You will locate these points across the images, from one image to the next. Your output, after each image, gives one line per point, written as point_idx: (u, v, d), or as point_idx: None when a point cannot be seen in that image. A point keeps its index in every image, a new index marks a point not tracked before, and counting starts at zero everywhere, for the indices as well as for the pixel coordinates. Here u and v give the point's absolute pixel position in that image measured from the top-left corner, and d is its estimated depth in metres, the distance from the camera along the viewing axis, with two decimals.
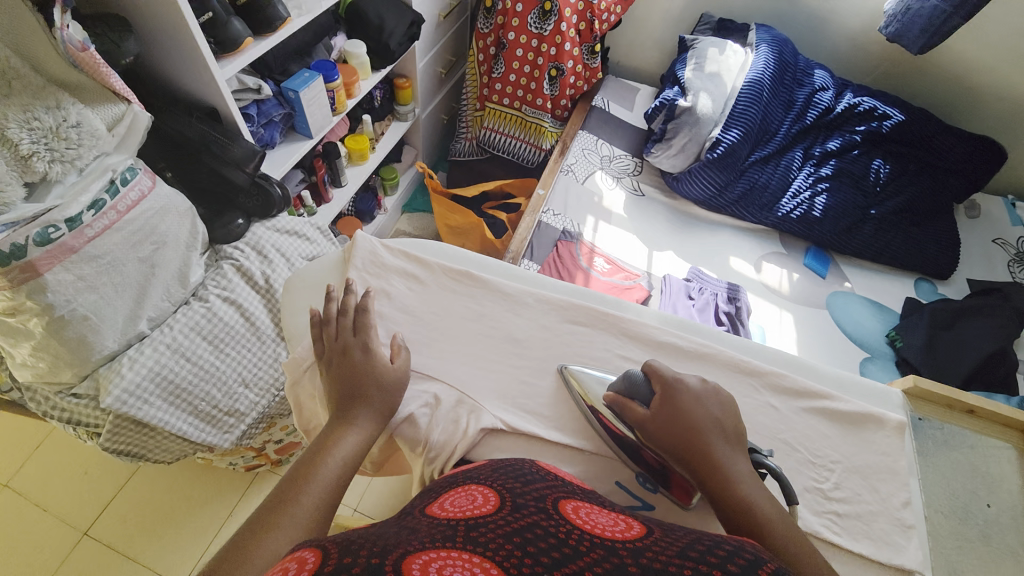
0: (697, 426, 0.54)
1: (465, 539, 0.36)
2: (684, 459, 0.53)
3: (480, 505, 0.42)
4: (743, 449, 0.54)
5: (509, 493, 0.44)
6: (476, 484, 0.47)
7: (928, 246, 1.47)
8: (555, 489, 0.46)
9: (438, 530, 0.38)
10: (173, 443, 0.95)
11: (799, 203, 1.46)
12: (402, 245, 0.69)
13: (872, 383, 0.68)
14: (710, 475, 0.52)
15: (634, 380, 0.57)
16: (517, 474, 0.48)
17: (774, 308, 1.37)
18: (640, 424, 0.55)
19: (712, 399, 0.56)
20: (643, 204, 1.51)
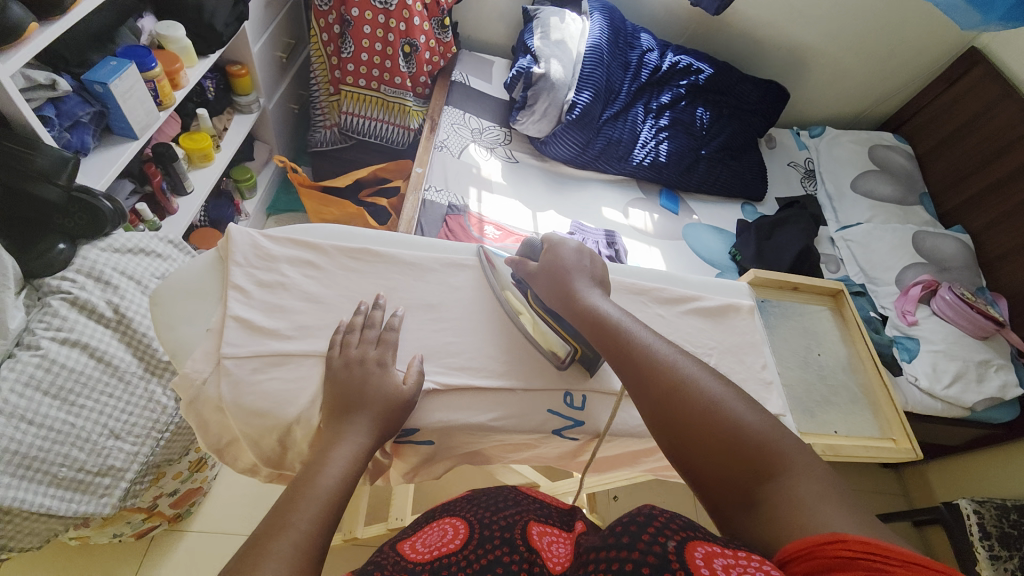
0: (567, 269, 0.63)
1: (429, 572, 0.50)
2: (552, 299, 0.62)
3: (450, 541, 0.55)
4: (601, 284, 0.63)
5: (477, 525, 0.56)
6: (457, 520, 0.59)
7: (746, 175, 1.80)
8: (529, 514, 0.59)
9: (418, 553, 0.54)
10: (36, 522, 0.78)
11: (648, 152, 1.67)
12: (286, 233, 0.64)
13: (728, 281, 0.84)
14: (571, 303, 0.60)
15: (532, 244, 0.67)
16: (492, 505, 0.60)
17: (645, 246, 1.56)
18: (528, 280, 0.65)
19: (583, 256, 0.64)
20: (518, 170, 1.59)
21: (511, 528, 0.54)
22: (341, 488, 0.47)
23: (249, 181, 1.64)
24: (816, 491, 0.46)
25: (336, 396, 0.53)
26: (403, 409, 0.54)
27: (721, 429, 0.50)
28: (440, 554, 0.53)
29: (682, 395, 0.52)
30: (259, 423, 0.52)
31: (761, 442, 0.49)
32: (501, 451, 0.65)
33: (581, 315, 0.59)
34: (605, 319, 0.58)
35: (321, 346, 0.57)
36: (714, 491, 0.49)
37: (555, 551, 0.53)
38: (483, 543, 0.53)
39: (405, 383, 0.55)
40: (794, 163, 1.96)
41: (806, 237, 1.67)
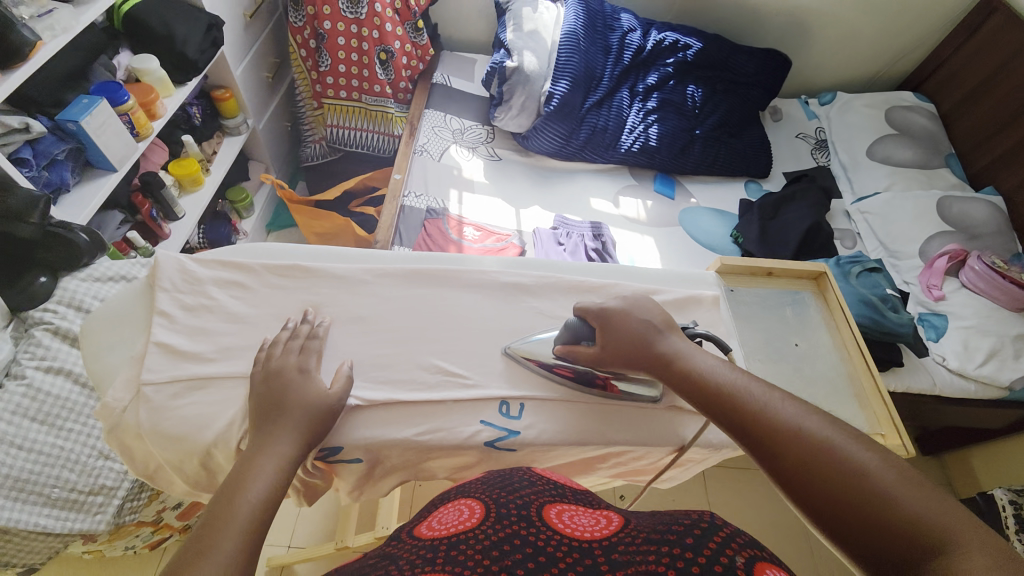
0: (651, 324, 0.61)
1: (447, 552, 0.46)
2: (632, 361, 0.60)
3: (465, 521, 0.51)
4: (679, 333, 0.62)
5: (492, 505, 0.52)
6: (471, 498, 0.56)
7: (746, 152, 1.70)
8: (545, 493, 0.55)
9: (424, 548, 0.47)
10: (39, 541, 0.82)
11: (636, 136, 1.60)
12: (215, 255, 0.65)
13: (692, 271, 0.78)
14: (660, 363, 0.59)
15: (573, 326, 0.62)
16: (503, 485, 0.57)
17: (636, 234, 1.50)
18: (586, 362, 0.61)
19: (650, 309, 0.63)
20: (502, 167, 1.56)
21: (528, 505, 0.52)
22: (266, 500, 0.46)
23: (244, 201, 1.68)
24: (993, 565, 0.37)
25: (260, 404, 0.52)
26: (331, 414, 0.54)
27: (865, 495, 0.44)
28: (455, 535, 0.49)
29: (808, 454, 0.48)
30: (179, 447, 0.53)
31: (907, 506, 0.42)
32: (441, 465, 0.63)
33: (679, 375, 0.58)
34: (704, 377, 0.57)
35: (242, 367, 0.57)
36: (881, 575, 0.42)
37: (579, 525, 0.51)
38: (499, 520, 0.50)
39: (330, 389, 0.55)
40: (804, 135, 1.83)
41: (815, 213, 1.55)
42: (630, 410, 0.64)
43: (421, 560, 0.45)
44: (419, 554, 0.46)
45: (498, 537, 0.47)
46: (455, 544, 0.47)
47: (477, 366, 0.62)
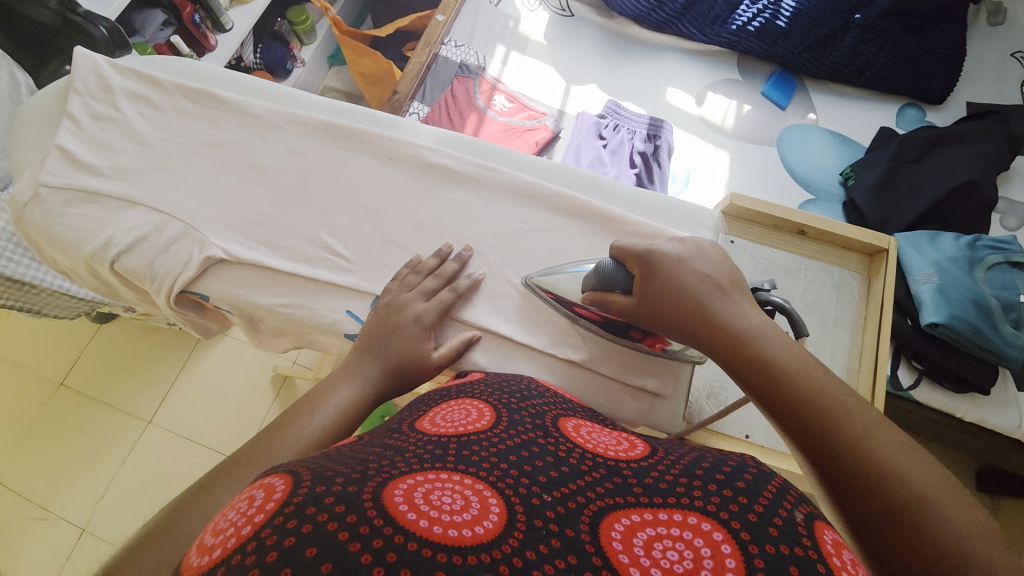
0: (696, 290, 0.46)
1: (459, 456, 0.36)
2: (682, 329, 0.46)
3: (474, 419, 0.41)
4: (753, 302, 0.46)
5: (502, 407, 0.43)
6: (474, 398, 0.45)
7: (921, 61, 1.20)
8: (554, 406, 0.46)
9: (428, 444, 0.37)
10: (62, 300, 1.00)
11: (759, 10, 1.20)
12: (137, 65, 0.61)
13: (685, 204, 0.60)
14: (718, 336, 0.44)
15: (606, 270, 0.50)
16: (512, 389, 0.46)
17: (708, 145, 1.20)
18: (624, 315, 0.49)
19: (704, 256, 0.48)
20: (570, 26, 1.26)
21: (541, 416, 0.43)
22: (332, 429, 0.43)
23: (304, 25, 1.59)
24: None
25: (371, 336, 0.49)
26: (423, 359, 0.49)
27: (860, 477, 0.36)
28: (465, 436, 0.38)
29: (823, 420, 0.39)
30: (67, 253, 0.55)
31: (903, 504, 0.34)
32: (323, 344, 0.60)
33: (740, 357, 0.43)
34: (775, 370, 0.41)
35: (129, 191, 0.55)
36: None
37: (600, 443, 0.41)
38: (514, 426, 0.40)
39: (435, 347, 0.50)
40: None
41: (977, 167, 1.09)
42: (522, 348, 0.54)
43: (432, 461, 0.34)
44: (420, 452, 0.36)
45: (514, 443, 0.38)
46: (468, 444, 0.37)
47: (363, 252, 0.55)
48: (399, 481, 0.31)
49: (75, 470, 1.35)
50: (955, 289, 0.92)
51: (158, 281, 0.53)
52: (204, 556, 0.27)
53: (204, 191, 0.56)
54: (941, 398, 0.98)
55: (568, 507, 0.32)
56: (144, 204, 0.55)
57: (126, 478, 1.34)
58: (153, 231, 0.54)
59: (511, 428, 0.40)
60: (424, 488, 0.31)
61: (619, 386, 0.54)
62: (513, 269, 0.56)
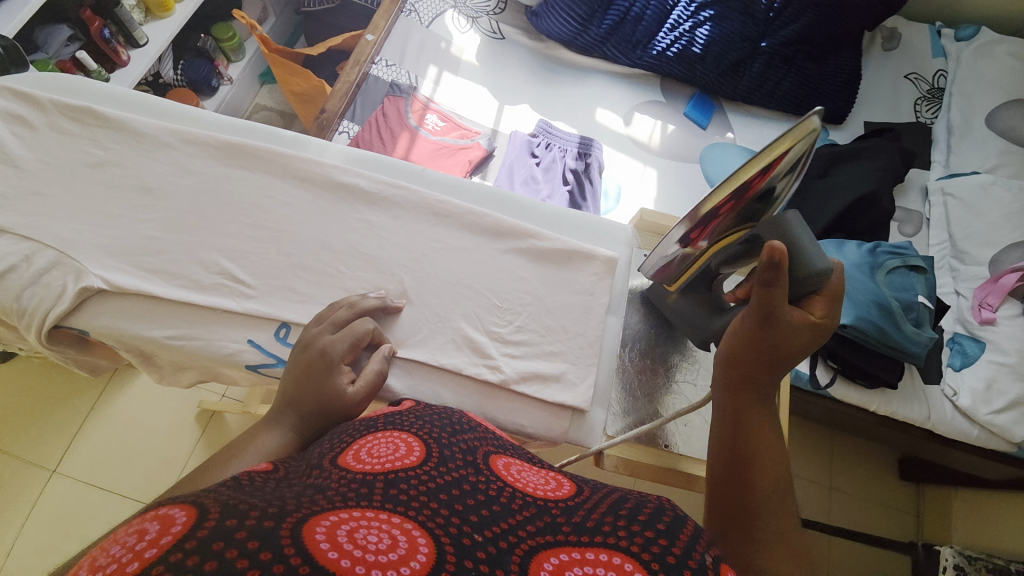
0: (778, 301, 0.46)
1: (384, 495, 0.32)
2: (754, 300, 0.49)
3: (402, 452, 0.38)
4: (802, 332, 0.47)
5: (433, 442, 0.40)
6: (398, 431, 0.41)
7: (822, 85, 1.32)
8: (484, 443, 0.43)
9: (348, 482, 0.33)
10: None
11: (677, 37, 1.26)
12: (15, 83, 0.56)
13: (598, 220, 0.62)
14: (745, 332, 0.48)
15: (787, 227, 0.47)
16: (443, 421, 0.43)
17: (636, 163, 1.25)
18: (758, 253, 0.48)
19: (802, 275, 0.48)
20: (502, 48, 1.29)
21: (472, 454, 0.40)
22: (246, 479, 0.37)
23: (230, 41, 1.54)
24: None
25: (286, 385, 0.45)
26: (335, 397, 0.44)
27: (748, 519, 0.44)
28: (393, 472, 0.35)
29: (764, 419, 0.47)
30: None
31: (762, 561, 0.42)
32: (228, 379, 0.56)
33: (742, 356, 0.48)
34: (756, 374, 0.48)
35: None
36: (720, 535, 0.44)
37: (530, 481, 0.39)
38: (446, 462, 0.38)
39: (352, 383, 0.46)
40: (917, 76, 1.41)
41: (874, 180, 1.20)
42: (437, 370, 0.52)
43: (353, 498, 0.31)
44: (341, 488, 0.32)
45: (445, 481, 0.35)
46: (396, 481, 0.34)
47: (267, 276, 0.52)
48: (323, 518, 0.28)
49: None
50: (859, 292, 0.99)
51: (27, 317, 0.48)
52: None
53: (84, 216, 0.51)
54: (856, 394, 1.05)
55: (503, 545, 0.30)
56: (11, 231, 0.49)
57: (26, 538, 1.20)
58: (20, 261, 0.48)
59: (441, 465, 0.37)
60: (349, 526, 0.28)
61: (539, 405, 0.53)
62: (429, 289, 0.55)
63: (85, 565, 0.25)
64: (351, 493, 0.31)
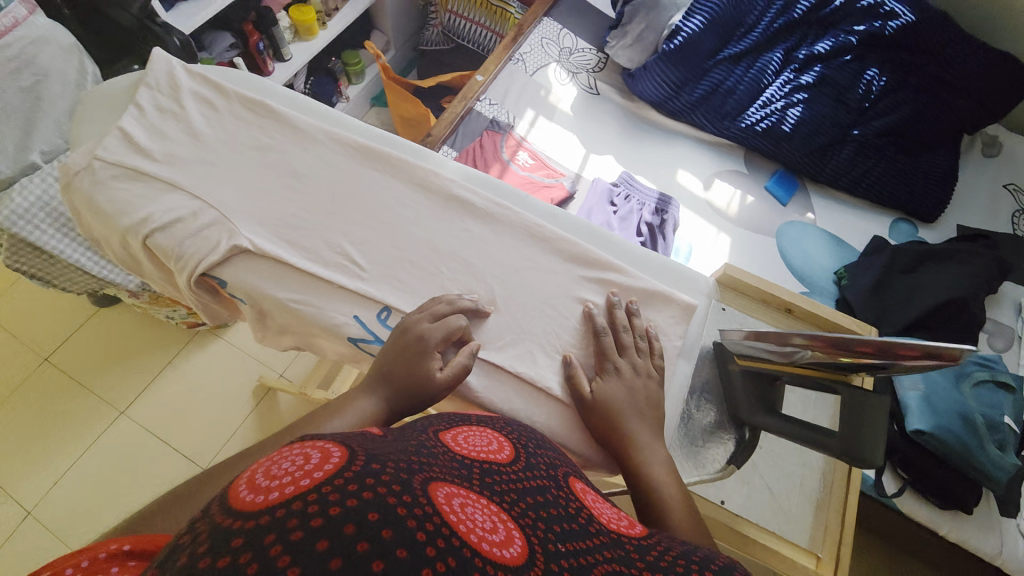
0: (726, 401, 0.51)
1: (482, 481, 0.37)
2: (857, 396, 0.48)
3: (494, 449, 0.43)
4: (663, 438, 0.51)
5: (523, 450, 0.45)
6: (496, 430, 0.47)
7: (914, 181, 1.30)
8: (563, 466, 0.47)
9: (453, 464, 0.38)
10: (77, 276, 1.05)
11: (768, 114, 1.29)
12: (206, 71, 0.66)
13: (682, 268, 0.63)
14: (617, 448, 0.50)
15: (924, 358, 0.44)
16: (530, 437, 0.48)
17: (711, 228, 1.27)
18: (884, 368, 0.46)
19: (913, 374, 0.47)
20: (596, 103, 1.38)
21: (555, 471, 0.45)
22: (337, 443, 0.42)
23: (356, 66, 1.74)
24: None
25: (385, 358, 0.50)
26: (426, 382, 0.48)
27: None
28: (489, 465, 0.40)
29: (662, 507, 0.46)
30: (107, 223, 0.58)
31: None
32: (321, 349, 0.62)
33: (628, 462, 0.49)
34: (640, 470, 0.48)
35: (176, 177, 0.59)
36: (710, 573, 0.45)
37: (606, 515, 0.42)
38: (531, 468, 0.43)
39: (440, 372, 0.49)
40: (1015, 187, 1.37)
41: (962, 287, 1.15)
42: (512, 377, 0.55)
43: (462, 480, 0.36)
44: (449, 467, 0.37)
45: (532, 487, 0.40)
46: (493, 476, 0.39)
47: (379, 264, 0.58)
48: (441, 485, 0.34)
49: (38, 449, 1.33)
50: (942, 401, 0.93)
51: (183, 262, 0.56)
52: (261, 494, 0.29)
53: (244, 187, 0.60)
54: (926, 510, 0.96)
55: (584, 559, 0.33)
56: (186, 190, 0.59)
57: (89, 467, 1.33)
58: (188, 216, 0.57)
59: (529, 472, 0.42)
60: (457, 499, 0.34)
61: None
62: (518, 301, 0.58)
63: (258, 471, 0.32)
64: (458, 474, 0.37)
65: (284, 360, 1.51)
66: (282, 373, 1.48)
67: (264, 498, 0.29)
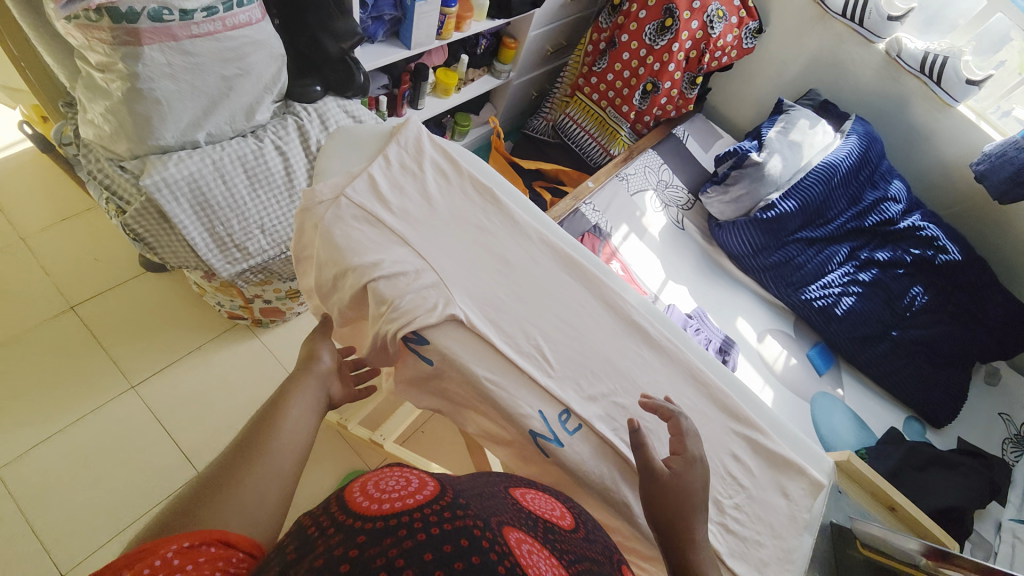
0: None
1: (546, 539, 0.44)
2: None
3: (559, 516, 0.51)
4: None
5: (582, 523, 0.52)
6: (554, 499, 0.55)
7: (934, 391, 1.45)
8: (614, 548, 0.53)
9: (525, 518, 0.46)
10: (182, 250, 1.03)
11: (825, 295, 1.45)
12: (444, 144, 0.74)
13: (809, 442, 0.69)
14: None
15: None
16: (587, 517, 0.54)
17: (759, 378, 1.37)
18: None
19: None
20: (679, 236, 1.54)
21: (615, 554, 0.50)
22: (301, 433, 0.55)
23: (464, 128, 1.82)
24: None
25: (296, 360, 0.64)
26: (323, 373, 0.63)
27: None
28: (551, 525, 0.48)
29: None
30: (334, 255, 0.62)
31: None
32: (476, 423, 0.64)
33: None
34: None
35: (405, 233, 0.64)
36: None
37: None
38: (589, 543, 0.49)
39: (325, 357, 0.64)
40: (1009, 418, 1.50)
41: (965, 498, 1.25)
42: None
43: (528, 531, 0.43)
44: (521, 520, 0.45)
45: (586, 553, 0.46)
46: (553, 536, 0.46)
47: (566, 366, 0.64)
48: (512, 530, 0.41)
49: (32, 401, 1.24)
50: None
51: (397, 315, 0.59)
52: (375, 502, 0.40)
53: (460, 258, 0.65)
54: None
55: None
56: (413, 247, 0.64)
57: (79, 436, 1.23)
58: (412, 273, 0.62)
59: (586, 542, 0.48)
60: (524, 546, 0.41)
61: None
62: None
63: (370, 486, 0.43)
64: (527, 526, 0.45)
65: None
66: None
67: (373, 506, 0.40)
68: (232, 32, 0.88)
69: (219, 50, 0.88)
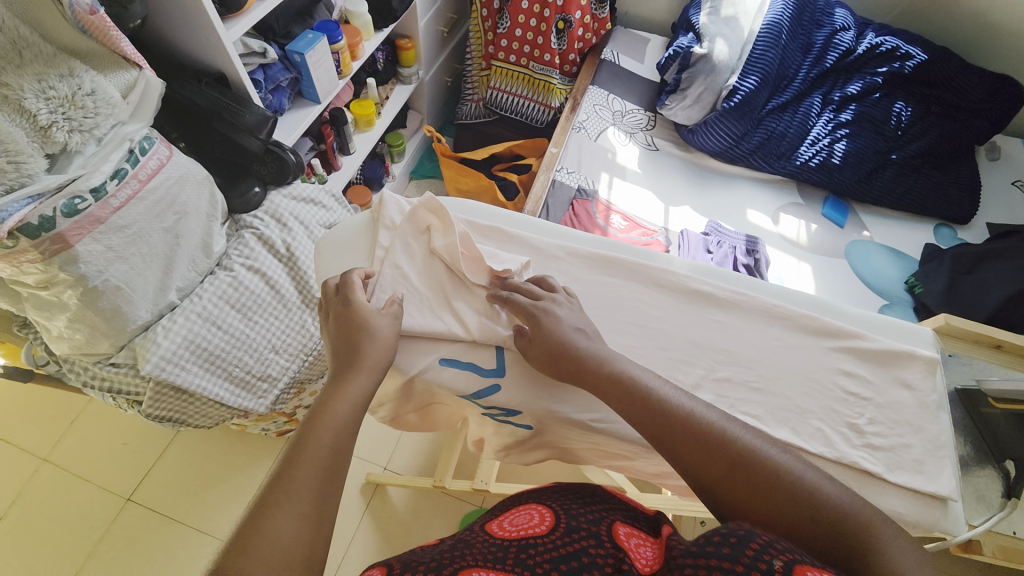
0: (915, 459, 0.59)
1: (515, 559, 0.45)
2: None
3: (536, 524, 0.51)
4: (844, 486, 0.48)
5: (564, 513, 0.51)
6: (539, 504, 0.55)
7: (948, 191, 1.42)
8: (610, 513, 0.53)
9: (493, 549, 0.48)
10: (211, 409, 0.97)
11: (817, 150, 1.42)
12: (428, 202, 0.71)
13: (903, 323, 0.68)
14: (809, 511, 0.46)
15: None
16: (577, 498, 0.55)
17: (792, 259, 1.35)
18: None
19: None
20: (657, 158, 1.49)
21: (598, 522, 0.50)
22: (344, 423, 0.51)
23: (399, 147, 1.73)
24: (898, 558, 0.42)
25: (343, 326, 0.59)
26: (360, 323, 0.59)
27: (784, 507, 0.46)
28: (525, 539, 0.48)
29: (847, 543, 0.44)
30: None
31: (872, 518, 0.44)
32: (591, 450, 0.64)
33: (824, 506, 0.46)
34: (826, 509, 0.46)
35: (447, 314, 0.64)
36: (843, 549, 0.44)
37: (643, 554, 0.47)
38: (570, 532, 0.48)
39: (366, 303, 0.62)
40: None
41: None
42: (814, 457, 0.58)
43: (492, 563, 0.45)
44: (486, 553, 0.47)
45: (567, 550, 0.46)
46: (524, 548, 0.47)
47: (655, 367, 0.62)
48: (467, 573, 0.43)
49: None
50: None
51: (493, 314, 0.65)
52: None
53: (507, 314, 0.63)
54: None
55: None
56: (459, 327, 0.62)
57: None
58: None
59: (567, 533, 0.48)
60: None
61: (908, 492, 0.58)
62: (788, 380, 0.62)
63: None
64: (494, 558, 0.46)
65: (385, 451, 1.41)
66: (386, 465, 1.38)
67: None
68: (150, 184, 0.83)
69: (149, 208, 0.83)
